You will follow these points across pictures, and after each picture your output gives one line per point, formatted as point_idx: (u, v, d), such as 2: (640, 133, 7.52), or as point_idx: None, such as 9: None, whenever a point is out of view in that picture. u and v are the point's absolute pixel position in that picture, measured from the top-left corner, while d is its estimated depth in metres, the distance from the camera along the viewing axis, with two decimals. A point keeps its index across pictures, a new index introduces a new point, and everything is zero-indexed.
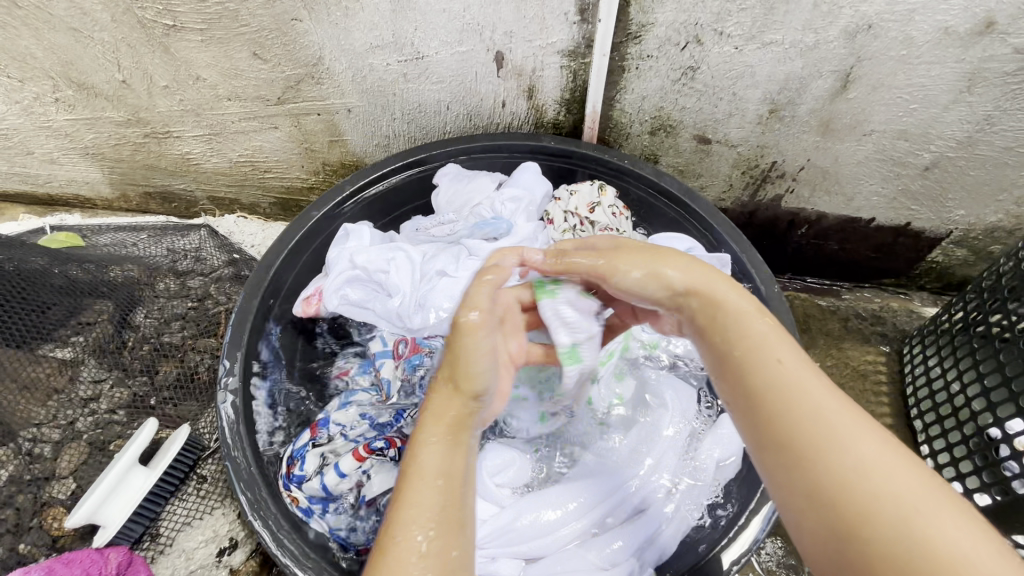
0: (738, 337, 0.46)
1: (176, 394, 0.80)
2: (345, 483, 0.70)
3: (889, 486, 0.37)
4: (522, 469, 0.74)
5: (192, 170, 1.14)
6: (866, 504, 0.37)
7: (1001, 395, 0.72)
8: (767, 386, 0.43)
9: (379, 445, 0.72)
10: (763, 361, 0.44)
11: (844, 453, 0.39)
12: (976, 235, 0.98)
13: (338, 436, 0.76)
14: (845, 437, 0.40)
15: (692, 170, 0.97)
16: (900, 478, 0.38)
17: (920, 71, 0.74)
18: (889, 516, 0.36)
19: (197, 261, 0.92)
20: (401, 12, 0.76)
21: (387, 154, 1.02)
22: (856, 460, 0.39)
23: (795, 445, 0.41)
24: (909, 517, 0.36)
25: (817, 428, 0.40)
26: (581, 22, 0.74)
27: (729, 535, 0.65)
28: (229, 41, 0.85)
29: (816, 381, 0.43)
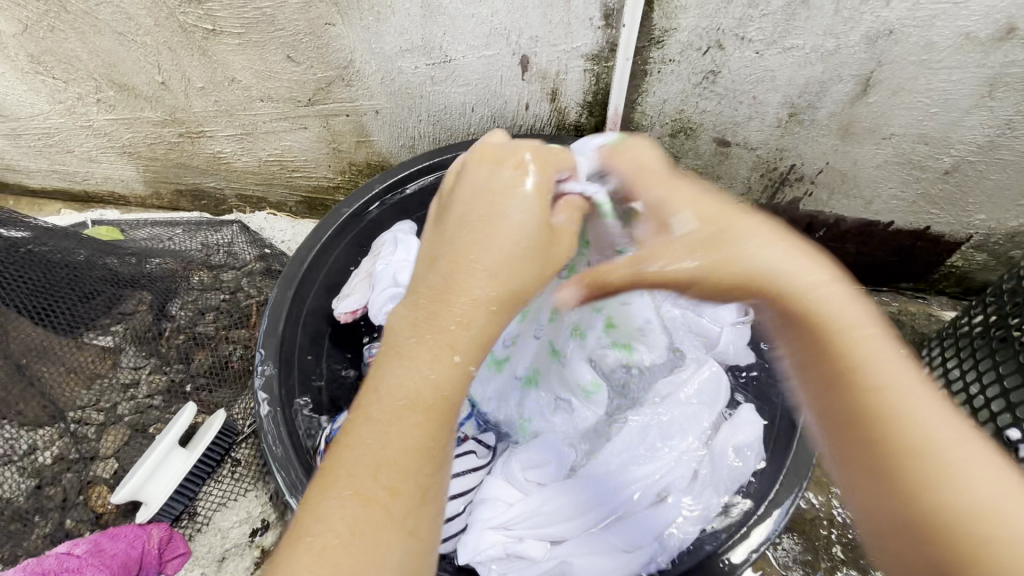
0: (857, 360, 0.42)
1: (210, 381, 0.84)
2: None
3: (967, 467, 0.37)
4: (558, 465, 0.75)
5: (222, 168, 1.18)
6: (933, 475, 0.37)
7: (1021, 395, 0.73)
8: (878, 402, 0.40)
9: None
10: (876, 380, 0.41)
11: (915, 427, 0.39)
12: (998, 240, 0.98)
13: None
14: (937, 424, 0.39)
15: (711, 173, 0.98)
16: (972, 461, 0.37)
17: (940, 76, 0.75)
18: (932, 454, 0.38)
19: (229, 255, 0.95)
20: (431, 16, 0.79)
21: (412, 155, 1.05)
22: (937, 445, 0.38)
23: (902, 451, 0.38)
24: (952, 467, 0.37)
25: (940, 460, 0.37)
26: (606, 27, 0.76)
27: (741, 532, 0.70)
28: (265, 44, 0.88)
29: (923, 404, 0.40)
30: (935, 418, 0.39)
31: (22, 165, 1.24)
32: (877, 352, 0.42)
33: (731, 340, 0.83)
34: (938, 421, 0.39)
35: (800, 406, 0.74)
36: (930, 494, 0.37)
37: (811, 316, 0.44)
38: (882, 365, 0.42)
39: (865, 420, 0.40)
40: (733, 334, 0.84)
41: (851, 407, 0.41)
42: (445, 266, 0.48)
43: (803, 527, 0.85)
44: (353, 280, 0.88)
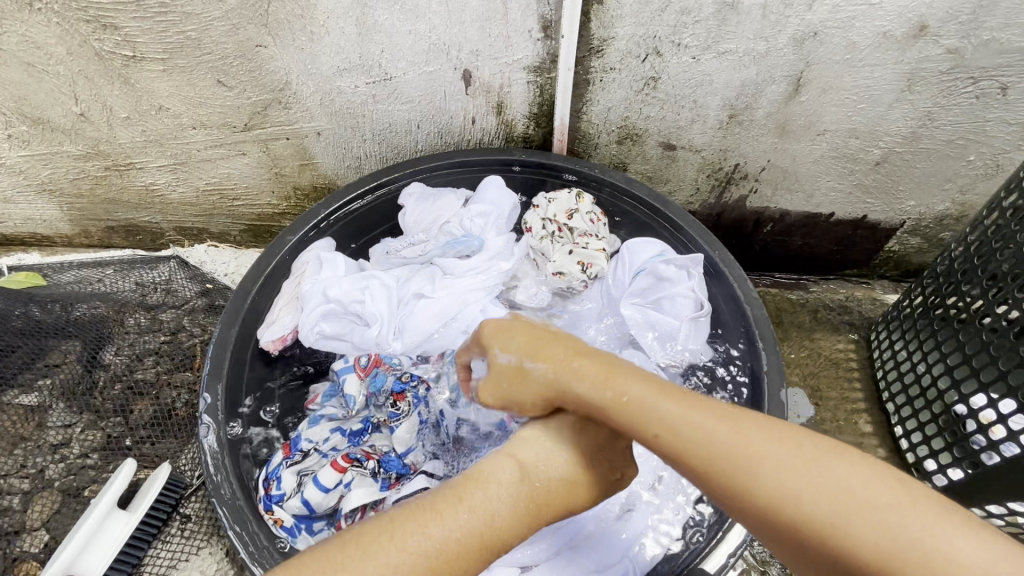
0: (667, 444, 0.45)
1: (152, 432, 0.78)
2: (328, 499, 0.67)
3: (805, 505, 0.41)
4: None
5: (157, 201, 1.11)
6: (811, 523, 0.40)
7: (964, 372, 0.77)
8: (702, 464, 0.44)
9: (359, 455, 0.70)
10: (702, 453, 0.44)
11: (755, 484, 0.42)
12: (928, 224, 1.04)
13: (314, 451, 0.71)
14: (775, 483, 0.42)
15: (661, 176, 1.00)
16: (809, 496, 0.41)
17: (863, 73, 0.79)
18: (810, 512, 0.40)
19: (167, 293, 0.90)
20: (367, 34, 0.78)
21: (360, 176, 1.02)
22: (778, 498, 0.41)
23: (764, 502, 0.42)
24: (800, 503, 0.41)
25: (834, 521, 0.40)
26: (545, 39, 0.76)
27: (720, 534, 0.66)
28: (192, 69, 0.84)
29: (739, 448, 0.44)
30: (766, 472, 0.42)
31: None
32: (683, 425, 0.45)
33: (687, 337, 0.79)
34: (780, 474, 0.42)
35: (764, 399, 0.68)
36: (826, 542, 0.40)
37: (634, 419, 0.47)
38: (701, 438, 0.44)
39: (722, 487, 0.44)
40: (689, 329, 0.80)
41: (712, 477, 0.44)
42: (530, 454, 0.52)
43: None
44: (279, 304, 0.79)
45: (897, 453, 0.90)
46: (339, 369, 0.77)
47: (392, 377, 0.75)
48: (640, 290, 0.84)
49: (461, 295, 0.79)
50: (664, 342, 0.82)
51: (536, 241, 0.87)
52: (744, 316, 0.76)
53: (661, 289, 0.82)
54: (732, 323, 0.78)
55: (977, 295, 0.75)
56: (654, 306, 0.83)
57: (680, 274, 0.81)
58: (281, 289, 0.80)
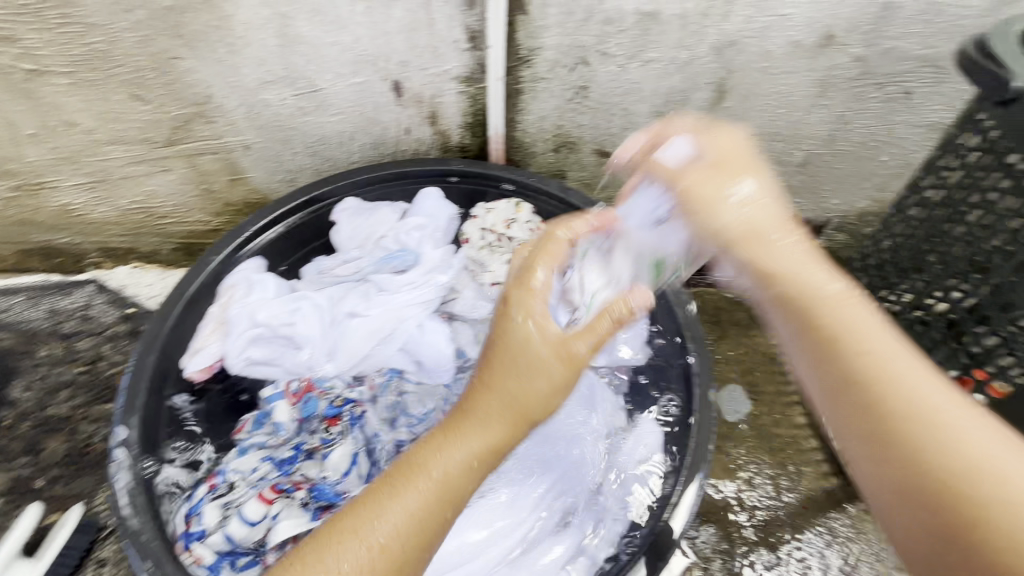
0: (850, 333, 0.48)
1: (65, 471, 0.74)
2: (254, 532, 0.64)
3: (964, 429, 0.42)
4: None
5: (76, 221, 1.04)
6: (937, 444, 0.41)
7: None
8: (861, 368, 0.46)
9: (288, 485, 0.68)
10: (872, 351, 0.46)
11: (912, 393, 0.44)
12: (852, 220, 1.09)
13: (240, 483, 0.68)
14: (926, 397, 0.43)
15: (599, 182, 1.01)
16: (949, 416, 0.42)
17: (780, 80, 0.82)
18: (931, 422, 0.42)
19: (85, 319, 0.84)
20: (290, 46, 0.75)
21: (295, 189, 0.99)
22: (931, 411, 0.43)
23: (896, 407, 0.44)
24: (950, 423, 0.42)
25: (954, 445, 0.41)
26: (472, 49, 0.76)
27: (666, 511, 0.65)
28: (103, 83, 0.79)
29: (896, 360, 0.45)
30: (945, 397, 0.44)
31: None
32: (850, 314, 0.49)
33: (627, 340, 0.79)
34: (939, 389, 0.44)
35: (694, 402, 0.70)
36: (934, 462, 0.41)
37: (808, 300, 0.50)
38: (870, 338, 0.47)
39: (861, 384, 0.45)
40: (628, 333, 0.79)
41: (851, 365, 0.46)
42: (526, 376, 0.50)
43: (717, 516, 0.88)
44: (203, 330, 0.75)
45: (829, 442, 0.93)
46: (268, 396, 0.75)
47: (324, 402, 0.74)
48: None
49: (397, 311, 0.78)
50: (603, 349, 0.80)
51: (475, 250, 0.89)
52: (677, 318, 0.75)
53: None
54: (666, 323, 0.77)
55: (911, 292, 0.80)
56: None
57: None
58: (206, 314, 0.76)
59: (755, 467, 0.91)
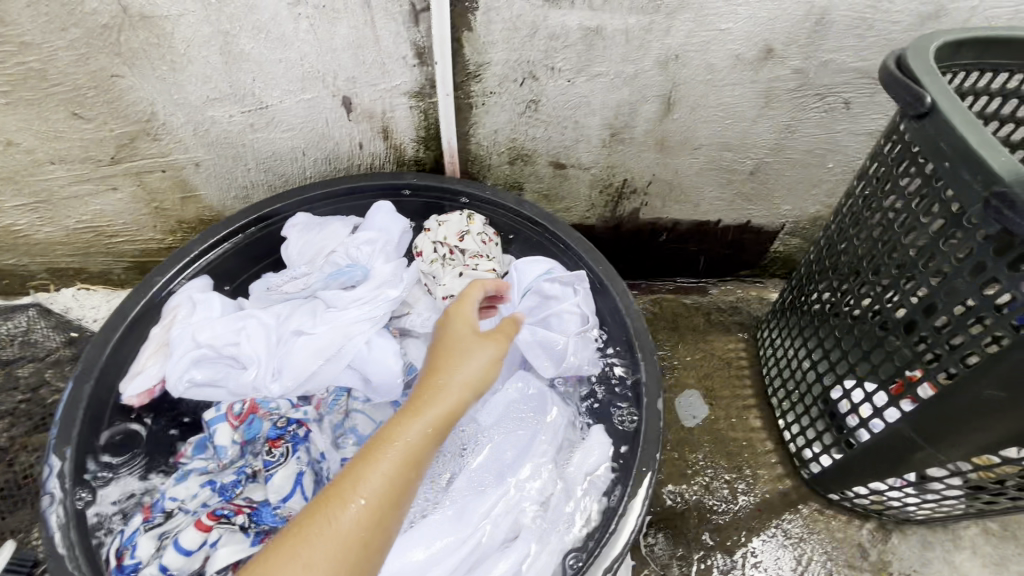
0: None
1: (0, 504, 0.73)
2: (191, 562, 0.63)
3: None
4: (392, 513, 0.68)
5: (20, 242, 1.01)
6: None
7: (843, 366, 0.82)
8: None
9: (226, 511, 0.65)
10: None
11: None
12: (804, 225, 1.12)
13: (178, 512, 0.67)
14: None
15: (556, 193, 1.02)
16: None
17: (725, 92, 0.84)
18: None
19: (26, 345, 0.83)
20: (235, 63, 0.75)
21: (249, 206, 0.98)
22: None
23: None
24: None
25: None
26: (420, 64, 0.76)
27: (611, 528, 0.65)
28: (41, 102, 0.77)
29: None
30: None
31: None
32: None
33: (575, 353, 0.78)
34: None
35: (642, 410, 0.70)
36: None
37: None
38: None
39: None
40: (577, 346, 0.79)
41: None
42: (462, 364, 0.62)
43: (676, 521, 0.89)
44: (145, 352, 0.74)
45: (783, 445, 0.96)
46: (208, 419, 0.72)
47: (267, 423, 0.72)
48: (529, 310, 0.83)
49: (343, 329, 0.76)
50: (552, 361, 0.80)
51: (426, 265, 0.86)
52: (625, 330, 0.77)
53: (548, 307, 0.82)
54: (614, 333, 0.80)
55: (855, 297, 0.79)
56: (542, 325, 0.81)
57: (565, 291, 0.81)
58: (150, 335, 0.75)
59: (712, 472, 0.93)
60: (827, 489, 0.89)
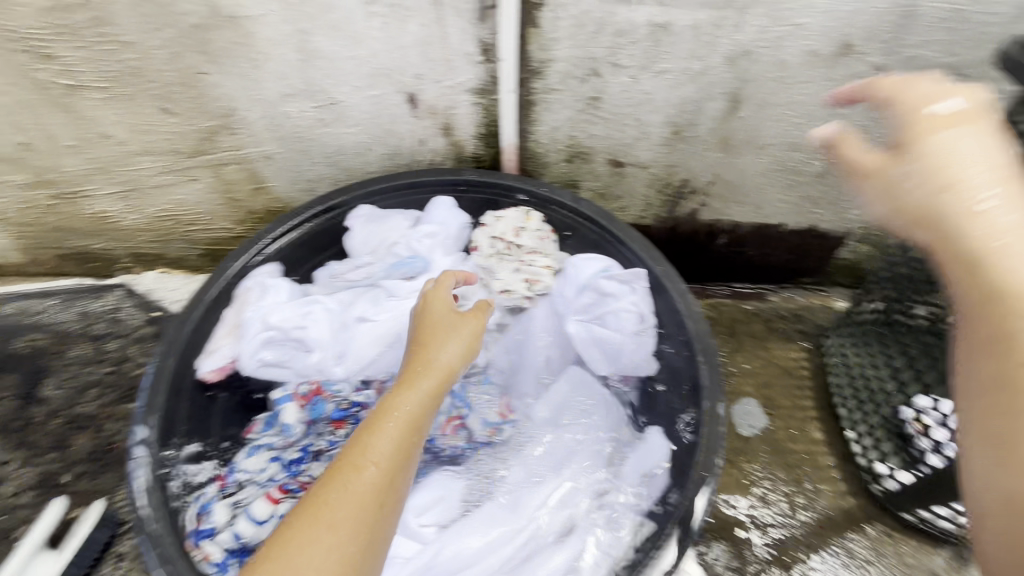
0: None
1: (90, 467, 0.78)
2: (261, 531, 0.67)
3: None
4: (452, 504, 0.74)
5: (109, 228, 1.09)
6: None
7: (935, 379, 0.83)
8: None
9: (294, 486, 0.71)
10: None
11: None
12: (874, 232, 1.06)
13: (249, 483, 0.72)
14: None
15: (613, 193, 1.01)
16: None
17: (797, 90, 0.81)
18: None
19: (114, 322, 0.88)
20: (310, 61, 0.78)
21: (314, 198, 1.02)
22: None
23: None
24: None
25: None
26: (485, 62, 0.78)
27: (668, 531, 0.64)
28: (135, 97, 0.84)
29: None
30: None
31: None
32: None
33: (631, 350, 0.81)
34: None
35: (702, 415, 0.68)
36: None
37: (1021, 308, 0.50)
38: None
39: None
40: (634, 344, 0.81)
41: None
42: (446, 341, 0.64)
43: (728, 532, 0.86)
44: (219, 332, 0.78)
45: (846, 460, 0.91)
46: (277, 399, 0.77)
47: (332, 405, 0.76)
48: (586, 306, 0.85)
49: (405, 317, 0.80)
50: (608, 357, 0.83)
51: (483, 258, 0.89)
52: (685, 330, 0.75)
53: (605, 304, 0.83)
54: (673, 333, 0.78)
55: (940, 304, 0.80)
56: (598, 321, 0.84)
57: (622, 288, 0.82)
58: (223, 318, 0.79)
59: (769, 484, 0.89)
60: (901, 507, 0.84)
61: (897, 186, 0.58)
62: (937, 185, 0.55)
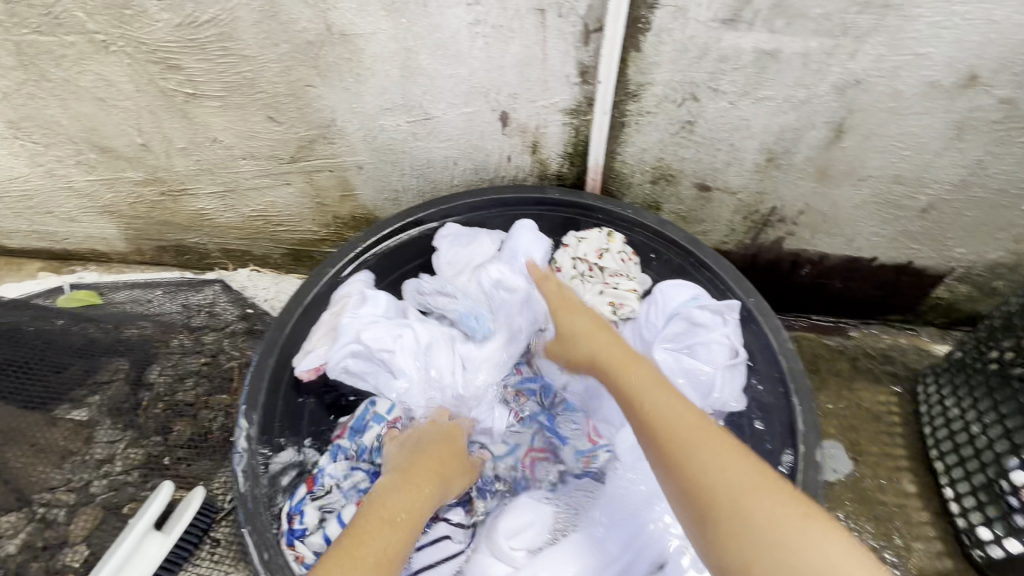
0: (678, 441, 0.59)
1: (188, 453, 0.84)
2: None
3: (730, 482, 0.55)
4: (540, 530, 0.76)
5: (206, 225, 1.17)
6: (720, 496, 0.55)
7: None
8: (681, 442, 0.59)
9: None
10: (706, 453, 0.57)
11: (699, 462, 0.57)
12: (979, 272, 0.99)
13: (337, 488, 0.78)
14: (723, 470, 0.56)
15: (695, 216, 0.99)
16: (734, 473, 0.56)
17: (909, 121, 0.77)
18: (740, 454, 0.58)
19: (211, 316, 0.95)
20: (410, 77, 0.81)
21: (397, 207, 1.05)
22: (719, 481, 0.55)
23: (713, 491, 0.55)
24: (732, 492, 0.54)
25: (666, 421, 0.61)
26: (582, 83, 0.78)
27: None
28: (246, 106, 0.89)
29: (709, 447, 0.58)
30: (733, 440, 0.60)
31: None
32: (666, 415, 0.62)
33: (722, 384, 0.80)
34: (725, 468, 0.56)
35: (800, 459, 0.70)
36: (729, 522, 0.53)
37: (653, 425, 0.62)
38: (682, 430, 0.60)
39: (706, 483, 0.56)
40: (724, 376, 0.80)
41: (706, 460, 0.57)
42: (432, 443, 0.75)
43: None
44: (314, 334, 0.81)
45: (943, 518, 0.88)
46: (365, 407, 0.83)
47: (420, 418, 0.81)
48: (673, 336, 0.85)
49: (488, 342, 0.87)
50: (698, 391, 0.82)
51: (568, 281, 0.90)
52: (778, 369, 0.77)
53: (695, 334, 0.83)
54: (764, 368, 0.80)
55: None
56: (687, 352, 0.84)
57: (715, 319, 0.82)
58: (318, 321, 0.83)
59: (855, 534, 0.87)
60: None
61: (566, 331, 0.77)
62: (587, 334, 0.75)
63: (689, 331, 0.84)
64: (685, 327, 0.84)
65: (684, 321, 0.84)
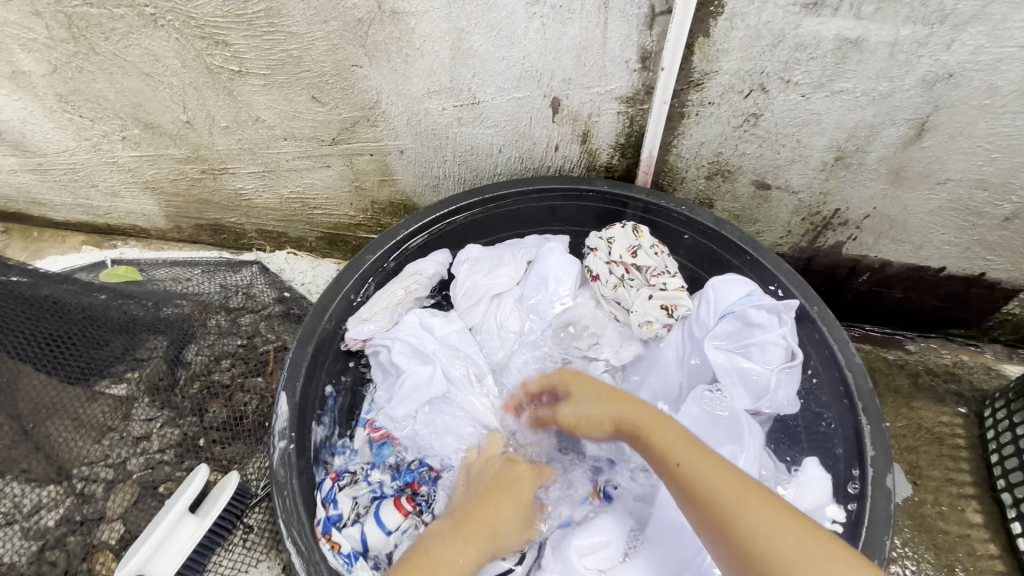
0: (710, 498, 0.54)
1: (223, 436, 0.86)
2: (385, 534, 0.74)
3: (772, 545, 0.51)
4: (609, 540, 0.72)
5: (244, 205, 1.16)
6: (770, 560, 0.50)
7: None
8: (716, 497, 0.54)
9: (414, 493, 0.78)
10: (743, 513, 0.53)
11: (740, 525, 0.52)
12: None
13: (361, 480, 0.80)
14: (768, 526, 0.51)
15: (749, 215, 0.94)
16: (778, 535, 0.51)
17: (1003, 120, 0.70)
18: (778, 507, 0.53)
19: (247, 297, 1.01)
20: (460, 59, 0.77)
21: (437, 194, 1.03)
22: (768, 538, 0.51)
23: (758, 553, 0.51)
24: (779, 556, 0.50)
25: (706, 483, 0.55)
26: (642, 70, 0.73)
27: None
28: (290, 85, 0.87)
29: (745, 505, 0.53)
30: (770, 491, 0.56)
31: (46, 199, 1.23)
32: (705, 473, 0.56)
33: (777, 387, 0.77)
34: (766, 522, 0.52)
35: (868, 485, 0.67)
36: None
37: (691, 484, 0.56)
38: (718, 487, 0.55)
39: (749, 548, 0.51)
40: (779, 379, 0.77)
41: (750, 525, 0.52)
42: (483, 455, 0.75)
43: None
44: (374, 303, 0.85)
45: (1011, 553, 0.82)
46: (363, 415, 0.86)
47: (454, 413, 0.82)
48: (727, 335, 0.81)
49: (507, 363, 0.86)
50: (751, 392, 0.78)
51: (609, 290, 0.86)
52: (844, 383, 0.74)
53: (750, 334, 0.79)
54: (826, 375, 0.77)
55: None
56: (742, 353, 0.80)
57: (771, 319, 0.78)
58: (359, 308, 0.84)
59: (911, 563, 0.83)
60: None
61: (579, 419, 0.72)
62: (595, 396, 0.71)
63: (743, 332, 0.80)
64: (740, 325, 0.80)
65: (738, 321, 0.80)
